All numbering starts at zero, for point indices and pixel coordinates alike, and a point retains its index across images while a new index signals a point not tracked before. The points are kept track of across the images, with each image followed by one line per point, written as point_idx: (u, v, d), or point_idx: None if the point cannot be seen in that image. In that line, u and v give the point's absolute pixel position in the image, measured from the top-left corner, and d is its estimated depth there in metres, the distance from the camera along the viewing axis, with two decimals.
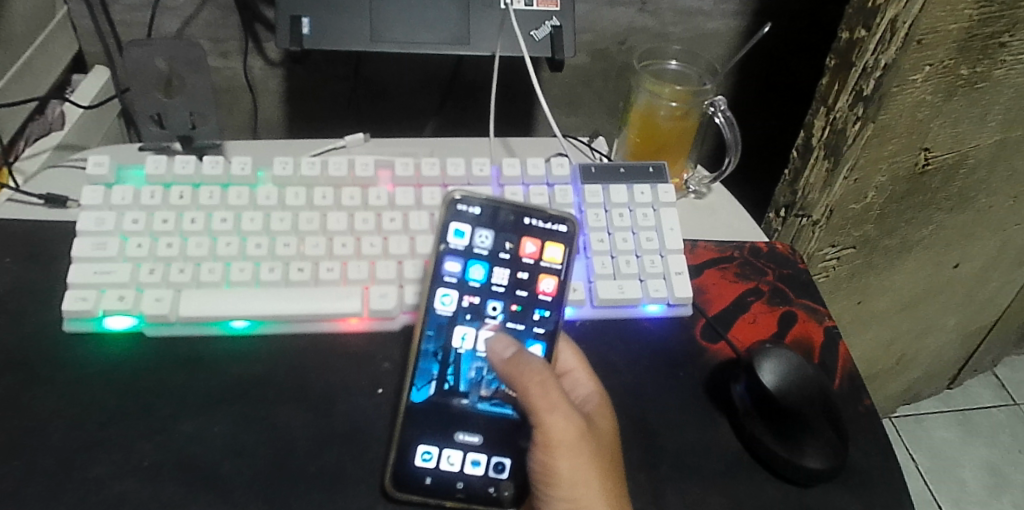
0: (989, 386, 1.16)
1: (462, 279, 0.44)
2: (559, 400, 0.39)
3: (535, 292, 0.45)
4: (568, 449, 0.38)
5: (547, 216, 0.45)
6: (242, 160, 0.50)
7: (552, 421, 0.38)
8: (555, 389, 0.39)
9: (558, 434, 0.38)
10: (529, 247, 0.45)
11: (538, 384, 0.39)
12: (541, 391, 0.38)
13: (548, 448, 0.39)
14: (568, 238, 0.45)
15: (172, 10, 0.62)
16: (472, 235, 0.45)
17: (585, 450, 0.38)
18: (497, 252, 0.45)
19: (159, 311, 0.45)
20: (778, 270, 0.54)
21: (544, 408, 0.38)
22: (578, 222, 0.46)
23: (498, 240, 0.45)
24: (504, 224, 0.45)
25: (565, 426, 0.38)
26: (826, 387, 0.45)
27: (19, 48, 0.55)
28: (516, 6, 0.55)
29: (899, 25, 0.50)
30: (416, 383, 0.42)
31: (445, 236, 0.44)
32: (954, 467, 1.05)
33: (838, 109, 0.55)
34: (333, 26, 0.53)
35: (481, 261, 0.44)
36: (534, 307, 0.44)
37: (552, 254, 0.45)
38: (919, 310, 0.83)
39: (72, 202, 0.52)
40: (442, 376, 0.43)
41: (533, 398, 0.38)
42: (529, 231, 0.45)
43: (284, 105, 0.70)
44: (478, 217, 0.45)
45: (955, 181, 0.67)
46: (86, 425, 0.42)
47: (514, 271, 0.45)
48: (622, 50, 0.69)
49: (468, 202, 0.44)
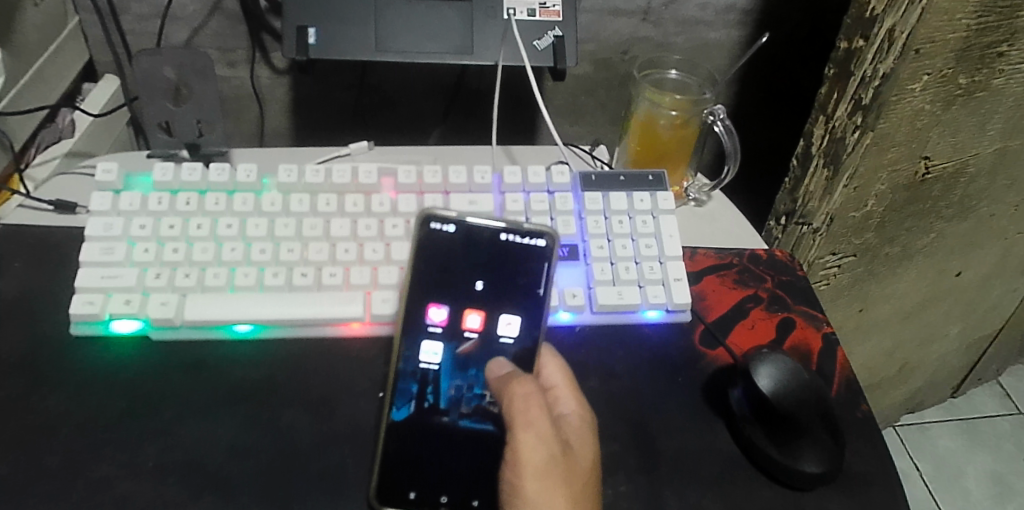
0: (994, 395, 1.16)
1: (439, 299, 0.44)
2: (538, 419, 0.38)
3: (512, 307, 0.44)
4: (535, 470, 0.37)
5: (524, 230, 0.45)
6: (247, 167, 0.51)
7: (526, 436, 0.38)
8: (539, 405, 0.39)
9: (529, 452, 0.38)
10: (505, 266, 0.45)
11: (523, 398, 0.39)
12: (524, 405, 0.39)
13: (516, 465, 0.38)
14: (545, 254, 0.45)
15: (181, 21, 0.63)
16: (446, 255, 0.44)
17: (554, 475, 0.37)
18: (473, 271, 0.44)
19: (165, 314, 0.45)
20: (776, 277, 0.55)
21: (522, 422, 0.38)
22: (558, 235, 0.45)
23: (473, 259, 0.44)
24: (478, 243, 0.44)
25: (539, 445, 0.38)
26: (823, 393, 0.45)
27: (31, 57, 0.57)
28: (518, 16, 0.56)
29: (896, 34, 0.50)
30: (396, 402, 0.43)
31: (420, 256, 0.44)
32: (959, 476, 1.05)
33: (838, 118, 0.56)
34: (338, 36, 0.54)
35: (459, 281, 0.44)
36: (511, 321, 0.44)
37: (528, 271, 0.45)
38: (922, 318, 0.83)
39: (82, 208, 0.54)
40: (421, 394, 0.43)
41: (516, 409, 0.39)
42: (505, 248, 0.45)
43: (291, 114, 0.71)
44: (452, 237, 0.44)
45: (956, 189, 0.67)
46: (92, 426, 0.43)
47: (490, 288, 0.45)
48: (625, 60, 0.70)
49: (444, 220, 0.44)
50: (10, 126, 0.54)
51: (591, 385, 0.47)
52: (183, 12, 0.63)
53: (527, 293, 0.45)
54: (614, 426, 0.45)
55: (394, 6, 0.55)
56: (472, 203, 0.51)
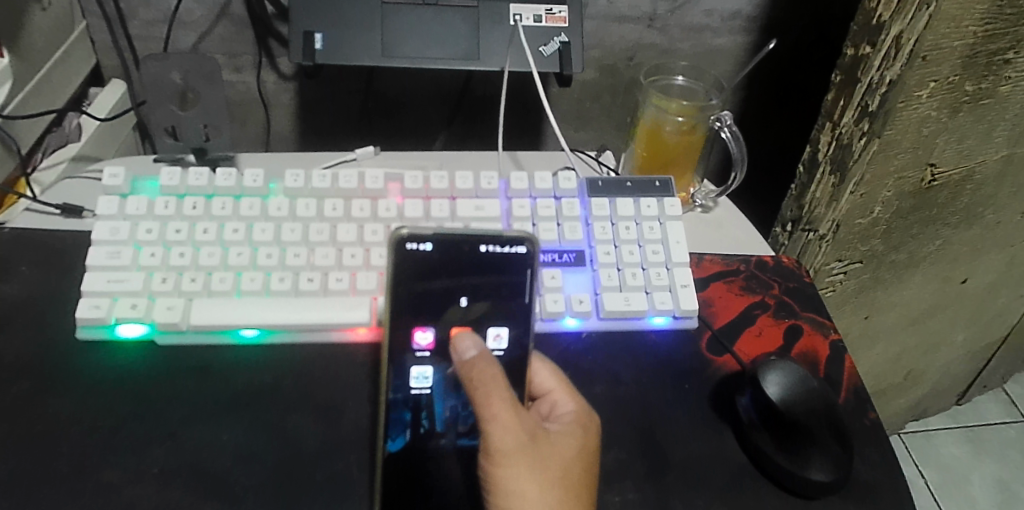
0: (998, 402, 1.15)
1: (422, 321, 0.42)
2: (502, 410, 0.37)
3: (501, 319, 0.43)
4: (506, 460, 0.37)
5: (503, 239, 0.42)
6: (254, 172, 0.50)
7: (493, 431, 0.37)
8: (501, 395, 0.37)
9: (500, 445, 0.37)
10: (485, 276, 0.43)
11: (485, 390, 0.37)
12: (487, 398, 0.37)
13: (488, 455, 0.37)
14: (527, 260, 0.43)
15: (188, 25, 0.64)
16: (424, 272, 0.42)
17: (526, 463, 0.37)
18: (455, 287, 0.42)
19: (171, 319, 0.45)
20: (783, 284, 0.55)
21: (486, 415, 0.37)
22: (539, 238, 0.43)
23: (453, 273, 0.42)
24: (456, 256, 0.42)
25: (507, 435, 0.37)
26: (832, 401, 0.45)
27: (39, 61, 0.57)
28: (525, 22, 0.56)
29: (904, 41, 0.50)
30: (390, 433, 0.42)
31: (399, 280, 0.42)
32: (965, 483, 1.05)
33: (844, 124, 0.56)
34: (345, 41, 0.54)
35: (442, 299, 0.42)
36: (501, 334, 0.43)
37: (509, 277, 0.43)
38: (928, 325, 0.83)
39: (88, 212, 0.54)
40: (416, 421, 0.42)
41: (478, 400, 0.37)
42: (485, 259, 0.42)
43: (297, 119, 0.71)
44: (427, 254, 0.42)
45: (963, 196, 0.67)
46: (98, 431, 0.42)
47: (475, 303, 0.43)
48: (630, 65, 0.70)
49: (419, 239, 0.41)
50: (17, 130, 0.54)
51: (598, 392, 0.47)
52: (190, 17, 0.63)
53: (512, 303, 0.43)
54: (621, 433, 0.45)
55: (400, 11, 0.55)
56: (479, 209, 0.51)
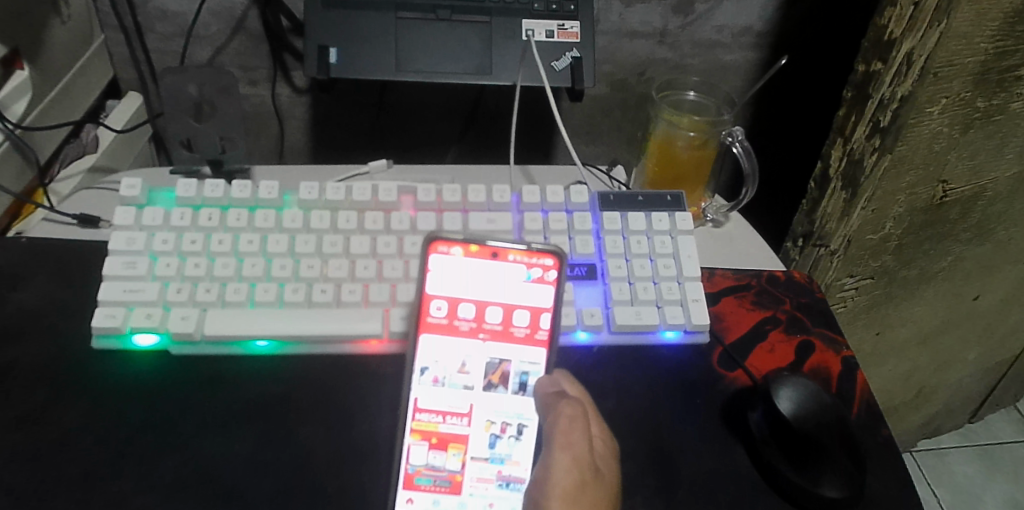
0: (1011, 421, 1.14)
1: (450, 325, 0.44)
2: (578, 443, 0.41)
3: (534, 332, 0.44)
4: (562, 493, 0.39)
5: (532, 248, 0.44)
6: (269, 184, 0.51)
7: (562, 457, 0.40)
8: (583, 429, 0.41)
9: (562, 472, 0.40)
10: (523, 300, 0.44)
11: (569, 420, 0.41)
12: (568, 427, 0.41)
13: (545, 481, 0.40)
14: (555, 271, 0.45)
15: (204, 40, 0.64)
16: (467, 290, 0.44)
17: (580, 501, 0.39)
18: (483, 292, 0.44)
19: (185, 329, 0.46)
20: (795, 299, 0.55)
21: (562, 442, 0.41)
22: (565, 252, 0.45)
23: (493, 294, 0.44)
24: (498, 278, 0.44)
25: (573, 468, 0.40)
26: (843, 416, 0.45)
27: (58, 73, 0.58)
28: (536, 38, 0.57)
29: (915, 58, 0.50)
30: (405, 445, 0.43)
31: (428, 281, 0.44)
32: (978, 502, 1.04)
33: (855, 140, 0.56)
34: (359, 55, 0.55)
35: (472, 304, 0.44)
36: (532, 347, 0.44)
37: (546, 305, 0.45)
38: (940, 342, 0.82)
39: (104, 223, 0.55)
40: (428, 433, 0.43)
41: (559, 428, 0.41)
42: (512, 266, 0.44)
43: (311, 132, 0.72)
44: (471, 274, 0.44)
45: (974, 212, 0.67)
46: (111, 440, 0.43)
47: (506, 310, 0.44)
48: (642, 80, 0.71)
49: (453, 241, 0.43)
50: (36, 141, 0.55)
51: (609, 406, 0.47)
52: (206, 31, 0.64)
53: (538, 311, 0.44)
54: (630, 446, 0.45)
55: (414, 27, 0.56)
56: (490, 222, 0.51)
